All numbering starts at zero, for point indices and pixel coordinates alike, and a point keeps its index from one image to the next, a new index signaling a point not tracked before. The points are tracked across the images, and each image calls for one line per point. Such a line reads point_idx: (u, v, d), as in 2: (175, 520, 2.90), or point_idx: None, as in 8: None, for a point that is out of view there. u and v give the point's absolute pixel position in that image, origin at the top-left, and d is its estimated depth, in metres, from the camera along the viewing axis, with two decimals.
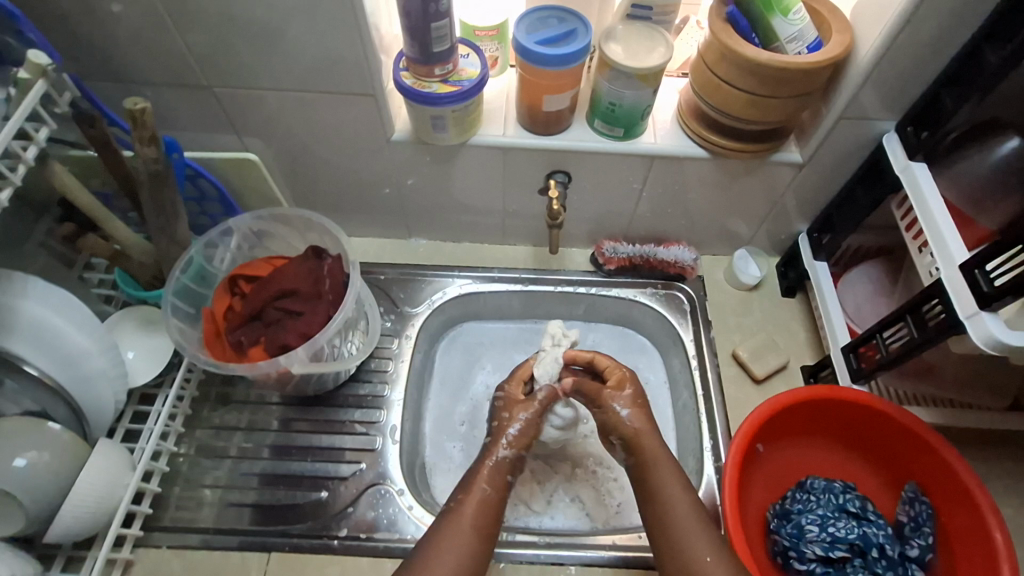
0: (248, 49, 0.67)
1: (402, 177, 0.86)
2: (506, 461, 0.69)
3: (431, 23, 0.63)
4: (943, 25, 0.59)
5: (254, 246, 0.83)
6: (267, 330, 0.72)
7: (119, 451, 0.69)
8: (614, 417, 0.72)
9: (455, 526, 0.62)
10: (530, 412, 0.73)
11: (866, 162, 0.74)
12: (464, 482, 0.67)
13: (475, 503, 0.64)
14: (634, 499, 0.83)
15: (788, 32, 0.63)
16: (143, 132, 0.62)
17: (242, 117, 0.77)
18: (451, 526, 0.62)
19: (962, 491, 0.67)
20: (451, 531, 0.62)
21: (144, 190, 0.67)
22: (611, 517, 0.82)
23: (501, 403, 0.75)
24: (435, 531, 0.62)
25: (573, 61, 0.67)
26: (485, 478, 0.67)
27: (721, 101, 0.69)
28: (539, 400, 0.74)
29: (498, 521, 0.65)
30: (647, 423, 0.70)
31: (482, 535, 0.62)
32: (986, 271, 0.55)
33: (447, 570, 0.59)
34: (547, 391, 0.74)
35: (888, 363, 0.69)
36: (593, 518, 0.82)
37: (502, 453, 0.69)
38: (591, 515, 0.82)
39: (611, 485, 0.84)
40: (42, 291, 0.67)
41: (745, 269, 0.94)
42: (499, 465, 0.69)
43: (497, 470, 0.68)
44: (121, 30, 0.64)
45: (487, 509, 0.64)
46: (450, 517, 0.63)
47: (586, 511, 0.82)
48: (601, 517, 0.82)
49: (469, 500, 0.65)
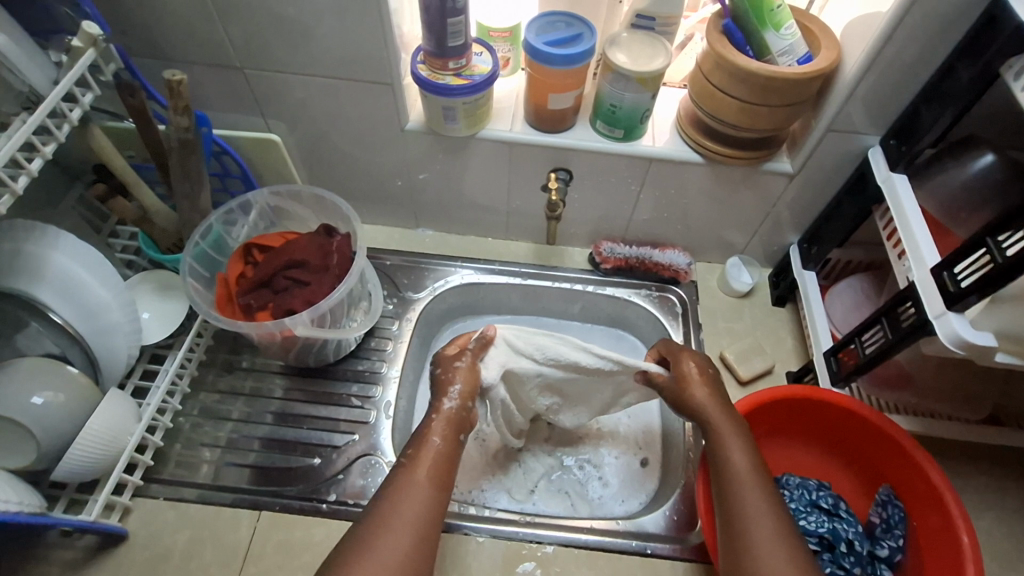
0: (279, 37, 0.73)
1: (414, 169, 0.91)
2: (452, 411, 0.70)
3: (448, 19, 0.68)
4: (922, 45, 0.63)
5: (270, 221, 0.88)
6: (275, 296, 0.76)
7: (128, 400, 0.73)
8: (689, 390, 0.71)
9: (410, 476, 0.63)
10: (464, 361, 0.74)
11: (853, 175, 0.78)
12: (417, 435, 0.68)
13: (432, 452, 0.66)
14: (616, 493, 0.85)
15: (780, 45, 0.68)
16: (178, 102, 0.67)
17: (270, 100, 0.82)
18: (407, 480, 0.63)
19: (932, 494, 0.69)
20: (405, 483, 0.63)
21: (175, 157, 0.72)
22: (593, 508, 0.83)
23: (438, 361, 0.75)
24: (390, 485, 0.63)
25: (578, 62, 0.72)
26: (437, 433, 0.68)
27: (715, 107, 0.74)
28: (471, 348, 0.76)
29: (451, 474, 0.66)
30: (715, 396, 0.70)
31: (438, 484, 0.64)
32: (953, 273, 0.58)
33: (405, 521, 0.59)
34: (478, 342, 0.76)
35: (864, 364, 0.71)
36: (576, 508, 0.83)
37: (447, 405, 0.70)
38: (574, 506, 0.83)
39: (594, 478, 0.86)
40: (71, 245, 0.72)
41: (737, 277, 0.97)
42: (446, 416, 0.69)
43: (452, 418, 0.70)
44: (167, 13, 0.71)
45: (441, 460, 0.66)
46: (406, 473, 0.64)
47: (570, 502, 0.84)
48: (584, 508, 0.83)
49: (424, 455, 0.66)
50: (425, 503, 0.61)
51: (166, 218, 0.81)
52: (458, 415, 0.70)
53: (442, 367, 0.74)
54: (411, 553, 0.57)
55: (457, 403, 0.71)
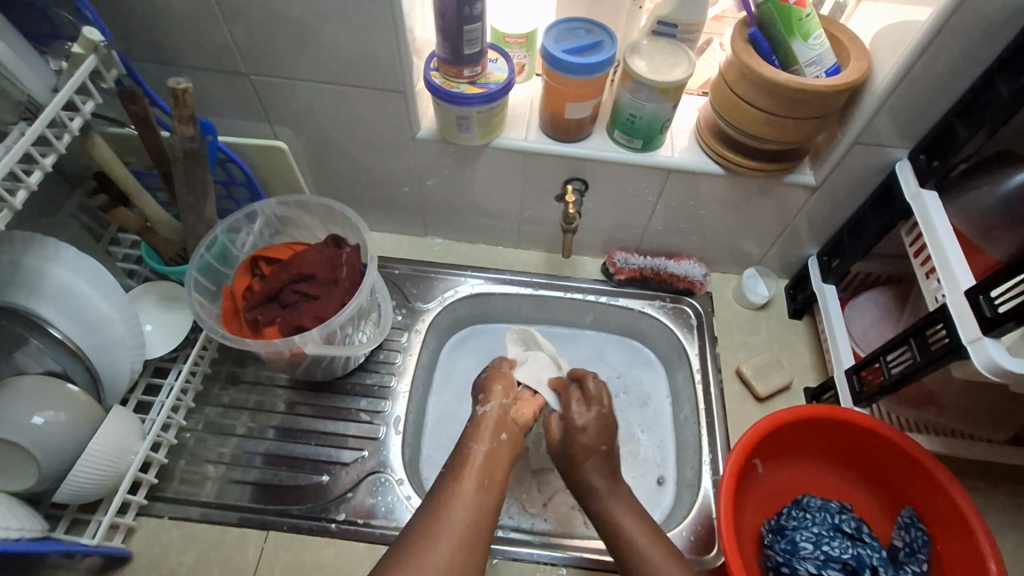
0: (288, 41, 0.70)
1: (423, 177, 0.89)
2: (491, 415, 0.72)
3: (464, 27, 0.66)
4: (959, 57, 0.61)
5: (276, 231, 0.85)
6: (284, 312, 0.74)
7: (131, 417, 0.71)
8: (574, 432, 0.71)
9: (462, 477, 0.65)
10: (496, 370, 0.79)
11: (878, 189, 0.76)
12: (467, 437, 0.70)
13: (480, 455, 0.67)
14: None
15: (808, 56, 0.66)
16: (184, 111, 0.65)
17: (276, 106, 0.80)
18: (457, 482, 0.64)
19: (958, 519, 0.67)
20: (450, 491, 0.63)
21: (179, 167, 0.70)
22: None
23: (485, 374, 0.78)
24: (442, 489, 0.64)
25: (598, 71, 0.69)
26: (486, 436, 0.70)
27: (738, 118, 0.72)
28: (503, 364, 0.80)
29: (502, 476, 0.67)
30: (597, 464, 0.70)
31: (486, 487, 0.65)
32: (990, 297, 0.56)
33: (455, 526, 0.60)
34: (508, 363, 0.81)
35: (890, 386, 0.69)
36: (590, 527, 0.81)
37: (481, 410, 0.73)
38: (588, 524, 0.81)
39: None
40: (71, 257, 0.69)
41: (754, 289, 0.95)
42: (484, 421, 0.71)
43: (503, 418, 0.72)
44: (170, 17, 0.68)
45: (485, 465, 0.67)
46: (456, 476, 0.65)
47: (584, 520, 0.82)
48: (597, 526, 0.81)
49: (472, 460, 0.67)
50: (476, 504, 0.62)
51: (170, 227, 0.78)
52: (507, 414, 0.72)
53: (480, 381, 0.78)
54: (464, 556, 0.58)
55: (500, 405, 0.73)
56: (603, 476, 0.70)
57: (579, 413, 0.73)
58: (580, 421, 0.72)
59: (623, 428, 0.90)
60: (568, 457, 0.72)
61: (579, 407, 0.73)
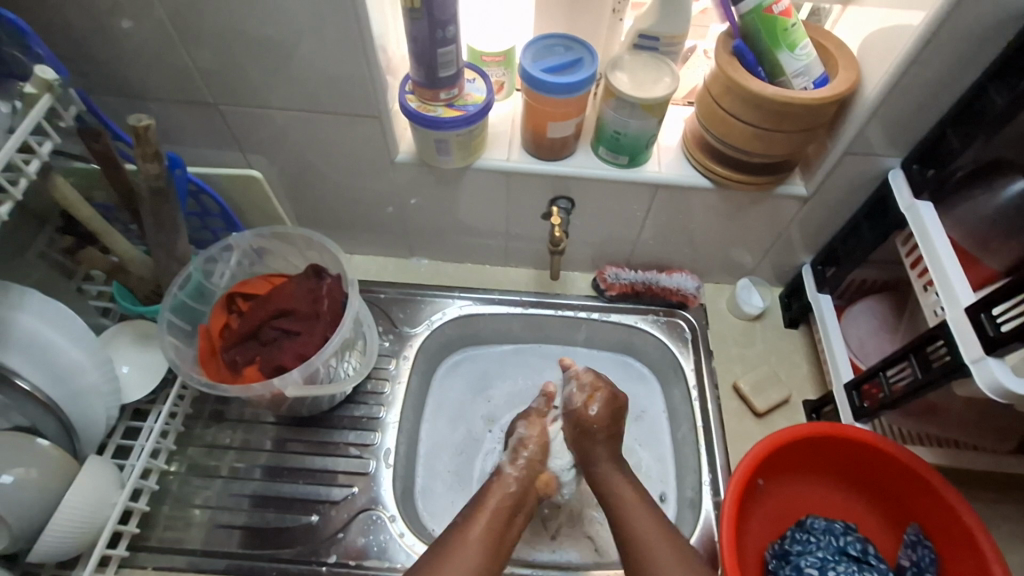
0: (257, 65, 0.67)
1: (406, 197, 0.86)
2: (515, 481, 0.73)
3: (438, 49, 0.63)
4: (949, 64, 0.59)
5: (255, 263, 0.82)
6: (263, 350, 0.72)
7: (109, 468, 0.68)
8: (586, 415, 0.77)
9: (462, 542, 0.64)
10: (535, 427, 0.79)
11: (870, 199, 0.74)
12: (468, 509, 0.69)
13: (486, 518, 0.67)
14: None
15: (795, 67, 0.64)
16: (147, 148, 0.61)
17: (248, 134, 0.77)
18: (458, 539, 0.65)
19: (965, 537, 0.66)
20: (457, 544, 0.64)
21: (146, 206, 0.67)
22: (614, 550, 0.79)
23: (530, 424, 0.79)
24: (449, 537, 0.66)
25: (579, 90, 0.67)
26: (490, 505, 0.69)
27: (725, 132, 0.69)
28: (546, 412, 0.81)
29: (504, 546, 0.67)
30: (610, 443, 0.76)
31: (489, 549, 0.65)
32: (992, 316, 0.54)
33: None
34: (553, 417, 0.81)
35: (891, 402, 0.68)
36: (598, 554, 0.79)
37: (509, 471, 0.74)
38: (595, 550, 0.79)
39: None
40: (38, 304, 0.67)
41: (748, 300, 0.93)
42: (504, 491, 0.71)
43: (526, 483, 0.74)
44: (130, 48, 0.65)
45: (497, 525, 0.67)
46: (464, 530, 0.66)
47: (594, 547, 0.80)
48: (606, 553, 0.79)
49: (479, 517, 0.67)
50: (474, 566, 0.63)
51: (141, 264, 0.75)
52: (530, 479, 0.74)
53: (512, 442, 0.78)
54: None
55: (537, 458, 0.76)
56: (605, 449, 0.76)
57: (575, 396, 0.79)
58: (592, 411, 0.77)
59: (623, 447, 0.88)
60: (583, 433, 0.76)
61: (578, 392, 0.79)
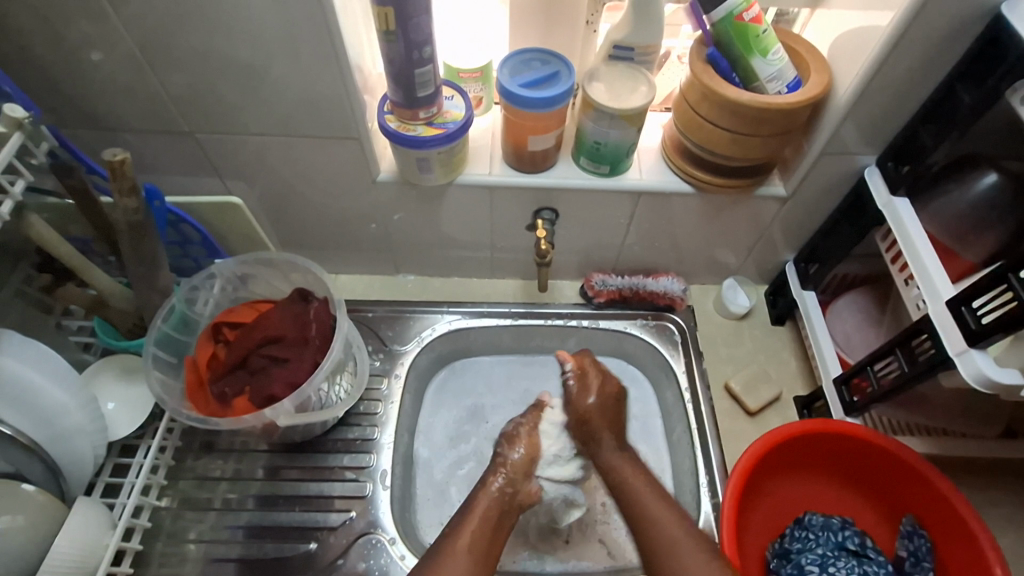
0: (232, 89, 0.66)
1: (389, 213, 0.85)
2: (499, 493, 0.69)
3: (415, 70, 0.63)
4: (915, 66, 0.60)
5: (238, 290, 0.81)
6: (252, 380, 0.71)
7: (99, 508, 0.67)
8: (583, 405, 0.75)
9: (450, 552, 0.63)
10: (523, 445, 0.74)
11: (849, 197, 0.75)
12: (460, 514, 0.68)
13: (470, 533, 0.65)
14: None
15: (768, 72, 0.65)
16: (123, 182, 0.60)
17: (226, 160, 0.76)
18: (445, 551, 0.63)
19: (960, 524, 0.67)
20: (446, 557, 0.62)
21: (124, 240, 0.65)
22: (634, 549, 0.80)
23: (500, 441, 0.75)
24: (434, 555, 0.63)
25: (557, 104, 0.67)
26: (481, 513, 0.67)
27: (703, 138, 0.70)
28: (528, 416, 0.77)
29: (495, 543, 0.66)
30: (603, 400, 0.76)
31: (478, 557, 0.63)
32: (973, 309, 0.56)
33: None
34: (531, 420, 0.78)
35: (880, 396, 0.69)
36: (615, 558, 0.79)
37: (497, 486, 0.70)
38: (613, 554, 0.80)
39: (621, 516, 0.82)
40: (17, 346, 0.65)
41: (734, 299, 0.94)
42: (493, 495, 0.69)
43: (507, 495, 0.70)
44: (101, 80, 0.64)
45: (487, 531, 0.66)
46: (449, 543, 0.64)
47: (607, 551, 0.80)
48: (622, 556, 0.79)
49: (467, 524, 0.66)
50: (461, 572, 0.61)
51: (122, 297, 0.74)
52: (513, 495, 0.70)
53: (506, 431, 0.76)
54: None
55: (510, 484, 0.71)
56: (610, 439, 0.73)
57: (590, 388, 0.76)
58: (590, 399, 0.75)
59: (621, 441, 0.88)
60: (582, 423, 0.74)
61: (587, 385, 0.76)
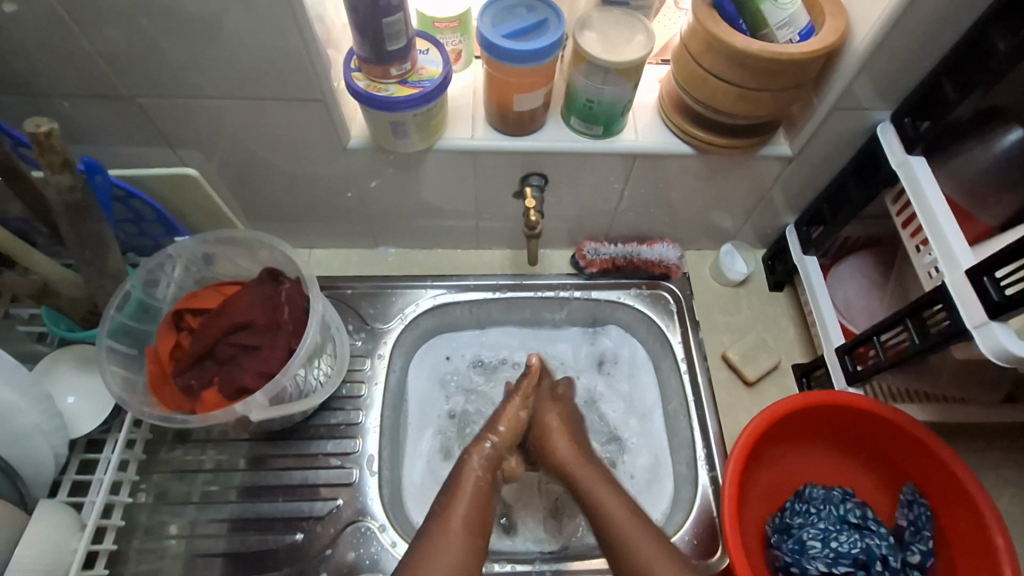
0: (176, 44, 0.57)
1: (365, 181, 0.78)
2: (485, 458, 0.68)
3: (383, 18, 0.55)
4: (944, 10, 0.54)
5: (203, 270, 0.75)
6: (221, 371, 0.66)
7: (65, 511, 0.62)
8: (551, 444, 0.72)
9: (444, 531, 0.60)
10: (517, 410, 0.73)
11: (858, 155, 0.70)
12: (446, 492, 0.65)
13: (460, 512, 0.62)
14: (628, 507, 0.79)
15: (779, 17, 0.58)
16: (53, 158, 0.52)
17: (177, 128, 0.68)
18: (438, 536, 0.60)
19: (961, 494, 0.66)
20: (440, 534, 0.60)
21: (63, 222, 0.58)
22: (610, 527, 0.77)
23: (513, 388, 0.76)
24: (425, 535, 0.60)
25: (543, 57, 0.60)
26: (469, 491, 0.64)
27: (705, 94, 0.64)
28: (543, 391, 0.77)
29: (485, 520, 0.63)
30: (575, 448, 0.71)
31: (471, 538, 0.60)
32: (995, 279, 0.52)
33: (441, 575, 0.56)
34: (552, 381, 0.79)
35: (886, 366, 0.66)
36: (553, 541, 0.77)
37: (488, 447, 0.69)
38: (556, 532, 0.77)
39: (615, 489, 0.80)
40: None
41: (732, 266, 0.90)
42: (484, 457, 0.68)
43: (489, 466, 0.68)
44: (20, 38, 0.56)
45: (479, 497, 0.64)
46: (440, 522, 0.61)
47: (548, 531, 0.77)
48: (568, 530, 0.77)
49: (455, 505, 0.63)
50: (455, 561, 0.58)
51: (73, 284, 0.66)
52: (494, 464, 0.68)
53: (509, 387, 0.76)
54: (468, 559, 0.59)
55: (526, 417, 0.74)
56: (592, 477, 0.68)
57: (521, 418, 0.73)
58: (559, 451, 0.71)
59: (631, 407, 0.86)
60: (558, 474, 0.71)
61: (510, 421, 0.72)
